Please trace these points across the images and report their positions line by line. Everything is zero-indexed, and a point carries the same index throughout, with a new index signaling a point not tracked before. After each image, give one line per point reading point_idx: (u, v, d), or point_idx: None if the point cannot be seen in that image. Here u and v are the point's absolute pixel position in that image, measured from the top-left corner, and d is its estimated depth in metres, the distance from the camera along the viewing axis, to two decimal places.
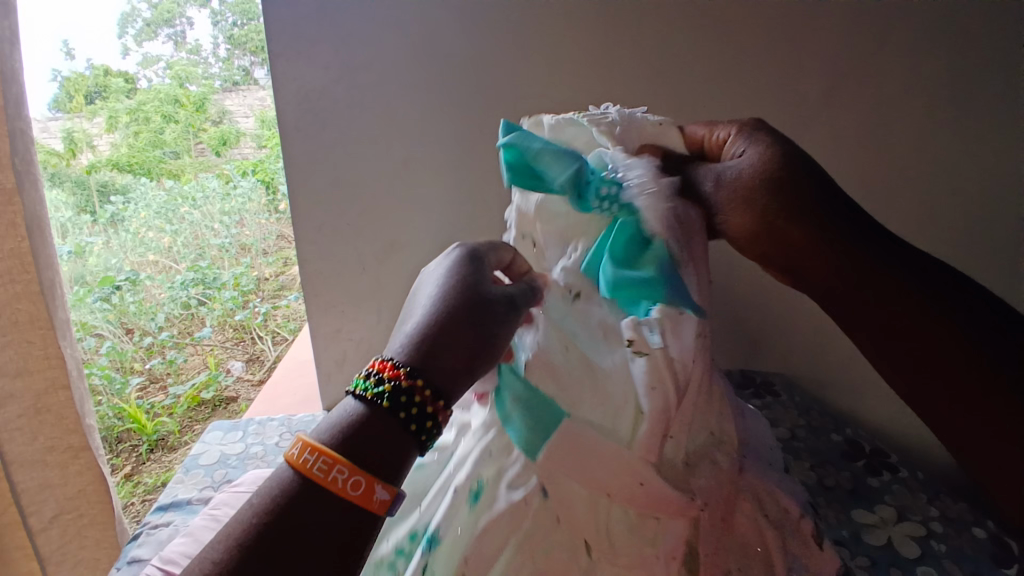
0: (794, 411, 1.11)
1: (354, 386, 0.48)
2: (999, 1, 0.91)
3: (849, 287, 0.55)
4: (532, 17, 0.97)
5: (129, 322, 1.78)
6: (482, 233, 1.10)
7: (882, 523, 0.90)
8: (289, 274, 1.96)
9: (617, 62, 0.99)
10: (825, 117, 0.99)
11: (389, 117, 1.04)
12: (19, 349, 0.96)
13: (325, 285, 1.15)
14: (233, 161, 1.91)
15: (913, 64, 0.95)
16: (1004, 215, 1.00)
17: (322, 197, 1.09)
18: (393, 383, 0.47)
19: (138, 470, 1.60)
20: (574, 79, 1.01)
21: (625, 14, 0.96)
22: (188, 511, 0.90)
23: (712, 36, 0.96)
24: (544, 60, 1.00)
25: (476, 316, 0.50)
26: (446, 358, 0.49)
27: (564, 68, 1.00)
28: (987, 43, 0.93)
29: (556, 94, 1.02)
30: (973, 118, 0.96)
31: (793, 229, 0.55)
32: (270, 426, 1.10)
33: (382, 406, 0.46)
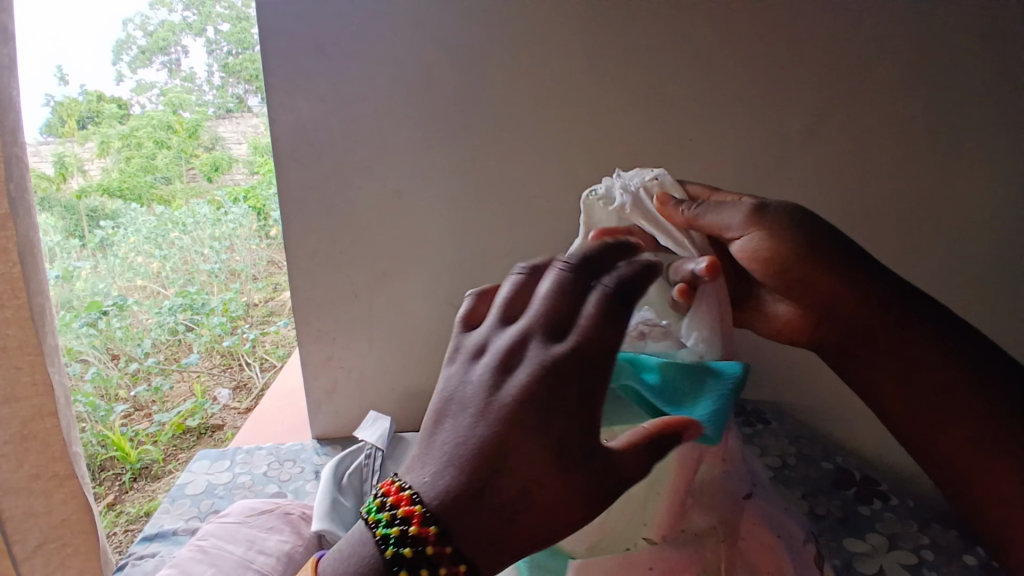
0: (784, 437, 1.14)
1: (366, 511, 0.43)
2: (974, 43, 0.94)
3: (866, 315, 0.61)
4: (524, 54, 1.00)
5: (115, 347, 1.67)
6: (475, 261, 1.12)
7: (874, 551, 0.90)
8: (278, 300, 2.00)
9: (607, 97, 1.02)
10: (808, 152, 1.02)
11: (383, 148, 1.06)
12: (7, 375, 0.86)
13: (317, 313, 1.15)
14: (224, 187, 1.96)
15: (893, 102, 0.98)
16: (980, 247, 1.03)
17: (316, 225, 1.10)
18: (403, 524, 0.41)
19: (121, 498, 1.48)
20: (566, 113, 1.03)
21: (615, 51, 0.99)
22: (173, 542, 0.88)
23: (698, 72, 0.99)
24: (537, 94, 1.02)
25: (508, 447, 0.42)
26: (477, 503, 0.41)
27: (556, 102, 1.02)
28: (964, 83, 0.96)
29: (549, 126, 1.04)
30: (950, 154, 1.00)
31: (802, 274, 0.62)
32: (258, 454, 1.09)
33: (387, 553, 0.41)
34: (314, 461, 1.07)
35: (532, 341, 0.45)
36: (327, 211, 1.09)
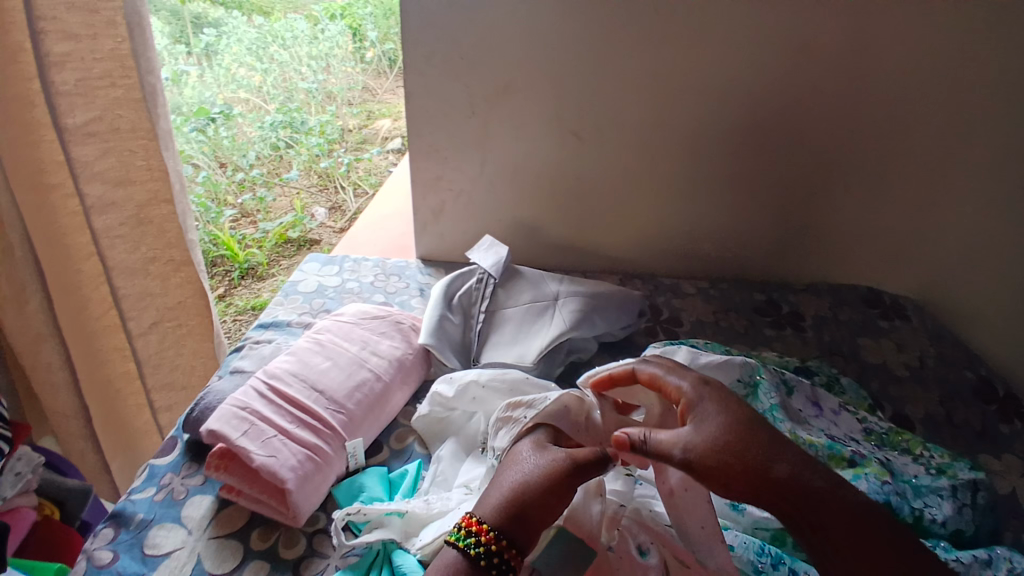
0: (924, 336, 0.98)
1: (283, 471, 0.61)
2: None
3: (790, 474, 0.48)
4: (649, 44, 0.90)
5: (222, 156, 1.79)
6: (621, 29, 0.89)
7: (1007, 471, 0.76)
8: (371, 128, 2.08)
9: (755, 29, 0.87)
10: (974, 42, 0.85)
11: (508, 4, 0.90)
12: (150, 248, 0.99)
13: (428, 124, 1.01)
14: (320, 3, 2.08)
15: None
16: None
17: (421, 37, 0.94)
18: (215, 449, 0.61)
19: (231, 293, 1.60)
20: (695, 33, 0.88)
21: None
22: (289, 333, 0.78)
23: None
24: (668, 36, 0.89)
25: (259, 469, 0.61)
26: None
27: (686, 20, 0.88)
28: None
29: (688, 36, 0.89)
30: None
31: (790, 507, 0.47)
32: (364, 265, 0.94)
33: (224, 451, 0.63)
34: (420, 279, 0.93)
35: (303, 450, 0.60)
36: (464, 31, 0.93)
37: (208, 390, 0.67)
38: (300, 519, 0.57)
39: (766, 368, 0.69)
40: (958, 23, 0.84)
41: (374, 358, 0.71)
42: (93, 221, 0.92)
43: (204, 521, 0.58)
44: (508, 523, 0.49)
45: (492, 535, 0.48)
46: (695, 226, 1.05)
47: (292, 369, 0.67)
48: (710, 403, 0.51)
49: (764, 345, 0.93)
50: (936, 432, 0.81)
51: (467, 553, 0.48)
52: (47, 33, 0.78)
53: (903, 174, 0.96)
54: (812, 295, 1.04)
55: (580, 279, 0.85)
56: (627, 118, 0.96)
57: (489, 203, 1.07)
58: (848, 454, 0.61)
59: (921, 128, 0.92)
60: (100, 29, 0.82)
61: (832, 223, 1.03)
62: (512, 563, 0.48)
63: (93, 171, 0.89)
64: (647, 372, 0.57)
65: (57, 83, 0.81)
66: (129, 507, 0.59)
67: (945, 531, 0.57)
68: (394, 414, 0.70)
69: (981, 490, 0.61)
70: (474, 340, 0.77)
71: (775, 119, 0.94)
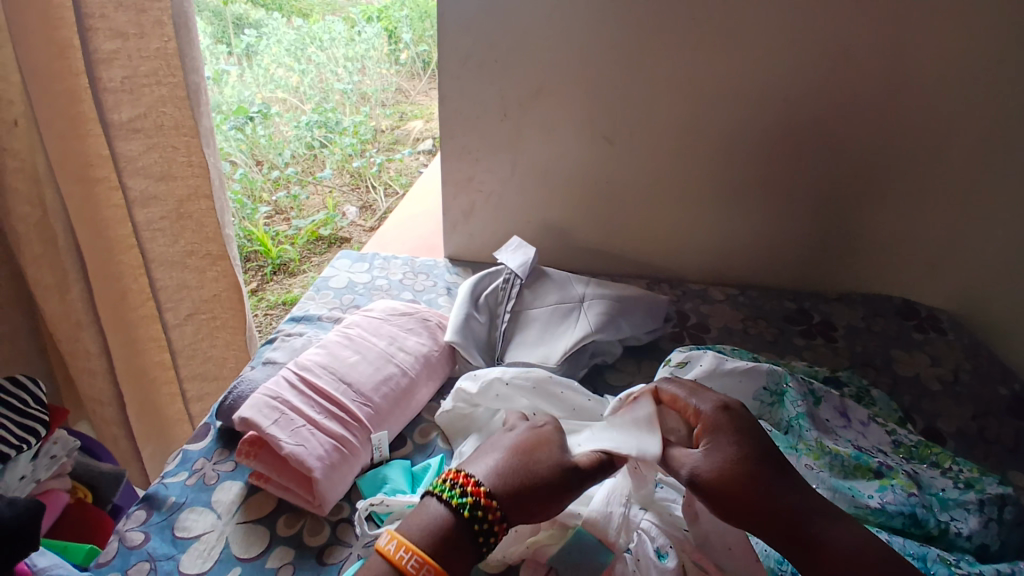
0: (959, 350, 0.95)
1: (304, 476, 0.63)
2: None
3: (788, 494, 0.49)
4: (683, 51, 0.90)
5: (260, 154, 1.83)
6: (655, 35, 0.89)
7: None
8: (404, 128, 2.11)
9: (790, 36, 0.87)
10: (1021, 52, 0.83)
11: (543, 8, 0.90)
12: (188, 242, 1.02)
13: (460, 126, 1.02)
14: (358, 6, 2.13)
15: None
16: None
17: (456, 41, 0.95)
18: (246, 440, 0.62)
19: (263, 287, 1.64)
20: (731, 40, 0.88)
21: None
22: (320, 327, 0.80)
23: None
24: (703, 42, 0.89)
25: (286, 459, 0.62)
26: None
27: (721, 25, 0.87)
28: None
29: (724, 42, 0.88)
30: None
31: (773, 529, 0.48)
32: (394, 263, 0.96)
33: None
34: (448, 278, 0.94)
35: (329, 442, 0.61)
36: (499, 35, 0.94)
37: (240, 379, 0.68)
38: (325, 508, 0.59)
39: (793, 376, 0.69)
40: (1000, 31, 0.83)
41: (401, 353, 0.72)
42: (135, 214, 0.95)
43: (233, 505, 0.60)
44: (508, 497, 0.49)
45: (496, 511, 0.49)
46: (725, 233, 1.04)
47: (321, 362, 0.69)
48: (725, 434, 0.52)
49: (792, 354, 0.92)
50: (969, 448, 0.79)
51: (458, 513, 0.48)
52: (96, 31, 0.82)
53: (941, 185, 0.95)
54: (845, 305, 1.03)
55: (607, 282, 0.85)
56: (658, 124, 0.96)
57: (518, 205, 1.08)
58: (875, 465, 0.61)
59: (960, 138, 0.91)
60: (148, 29, 0.84)
61: (865, 233, 1.01)
62: (495, 537, 0.48)
63: (137, 166, 0.92)
64: (669, 392, 0.58)
65: (103, 79, 0.85)
66: (162, 490, 0.61)
67: (970, 545, 0.56)
68: (419, 409, 0.71)
69: (1009, 505, 0.59)
70: (499, 339, 0.78)
71: (810, 127, 0.93)
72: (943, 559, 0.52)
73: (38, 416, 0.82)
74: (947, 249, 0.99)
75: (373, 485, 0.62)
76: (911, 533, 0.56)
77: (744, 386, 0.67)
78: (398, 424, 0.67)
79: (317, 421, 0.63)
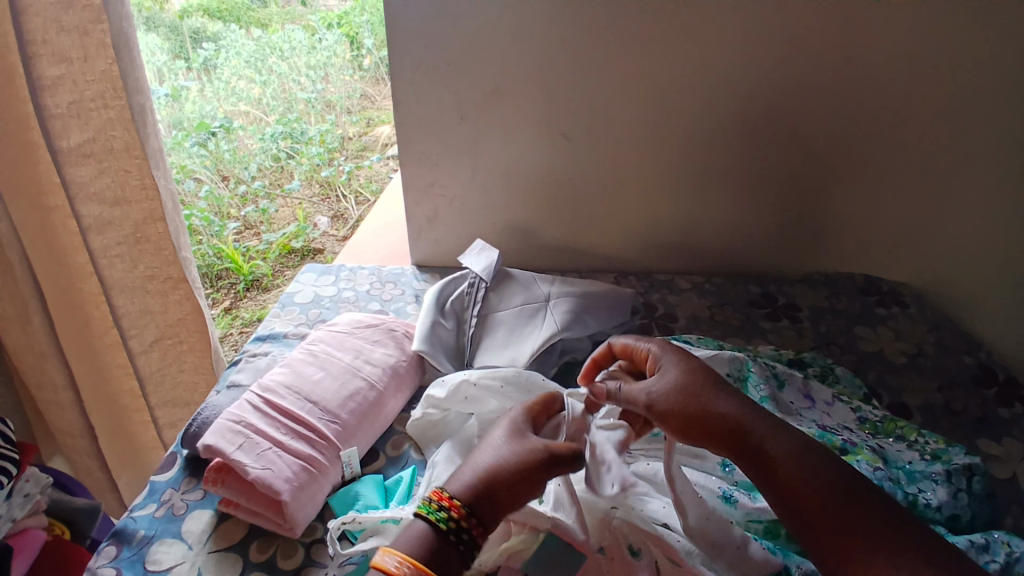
0: (923, 323, 0.97)
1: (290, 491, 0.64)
2: None
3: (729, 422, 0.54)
4: (635, 42, 0.90)
5: (224, 169, 1.80)
6: (607, 27, 0.89)
7: (1008, 457, 0.75)
8: (370, 135, 2.09)
9: (740, 22, 0.87)
10: (963, 25, 0.85)
11: (492, 7, 0.90)
12: (149, 267, 1.00)
13: (420, 131, 1.01)
14: (317, 13, 2.09)
15: None
16: None
17: (407, 45, 0.94)
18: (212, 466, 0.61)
19: (236, 305, 1.61)
20: (681, 29, 0.88)
21: None
22: (286, 345, 0.79)
23: None
24: (654, 32, 0.89)
25: None
26: None
27: (670, 14, 0.87)
28: None
29: (675, 31, 0.89)
30: None
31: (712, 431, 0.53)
32: (360, 274, 0.95)
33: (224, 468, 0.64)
34: (415, 286, 0.93)
35: (296, 464, 0.60)
36: (450, 37, 0.93)
37: (205, 405, 0.67)
38: (296, 529, 0.58)
39: (755, 362, 0.69)
40: (943, 6, 0.84)
41: (367, 366, 0.72)
42: (91, 241, 0.93)
43: (203, 534, 0.59)
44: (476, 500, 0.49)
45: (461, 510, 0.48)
46: (690, 221, 1.05)
47: (286, 380, 0.68)
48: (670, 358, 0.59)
49: (761, 337, 0.93)
50: (937, 420, 0.81)
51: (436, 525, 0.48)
52: (39, 57, 0.80)
53: (895, 160, 0.96)
54: (809, 287, 1.04)
55: (572, 280, 0.85)
56: (616, 119, 0.96)
57: (483, 206, 1.07)
58: (840, 442, 0.61)
59: (912, 114, 0.92)
60: (92, 52, 0.82)
61: (825, 212, 1.02)
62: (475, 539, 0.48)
63: (90, 192, 0.90)
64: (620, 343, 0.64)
65: (50, 106, 0.83)
66: (131, 524, 0.59)
67: (940, 516, 0.57)
68: (389, 421, 0.70)
69: (976, 475, 0.60)
70: (467, 344, 0.78)
71: (765, 111, 0.94)
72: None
73: (7, 455, 0.80)
74: (908, 224, 1.01)
75: (344, 503, 0.61)
76: None
77: None
78: (366, 439, 0.67)
79: (284, 443, 0.62)
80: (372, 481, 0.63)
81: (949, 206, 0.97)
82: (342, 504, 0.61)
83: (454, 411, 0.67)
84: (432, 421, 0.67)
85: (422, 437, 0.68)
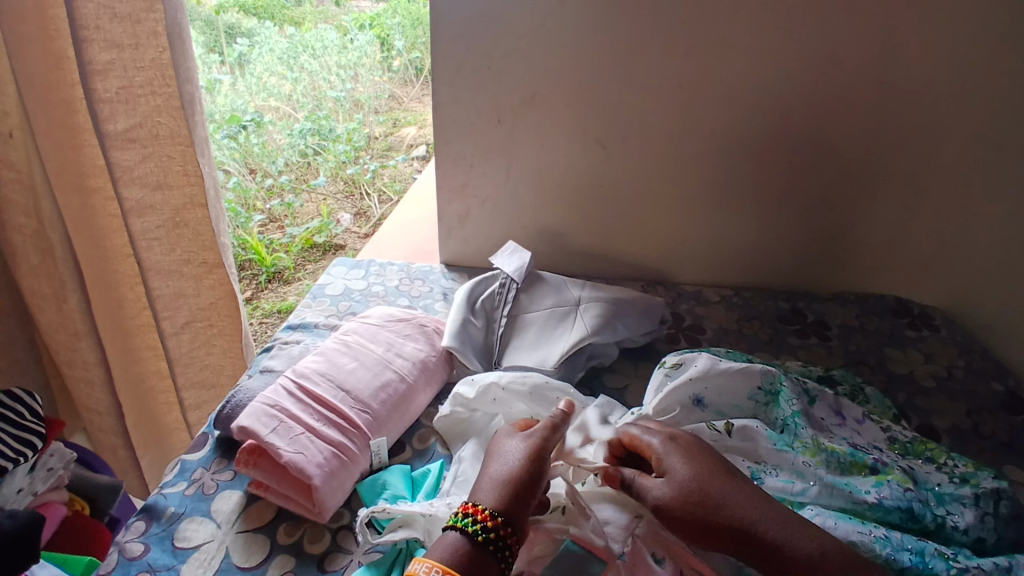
0: (953, 347, 0.96)
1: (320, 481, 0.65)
2: None
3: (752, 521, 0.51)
4: (675, 52, 0.90)
5: (253, 162, 1.82)
6: (647, 37, 0.90)
7: None
8: (397, 136, 2.11)
9: (781, 36, 0.87)
10: (1007, 50, 0.84)
11: (534, 12, 0.91)
12: (185, 252, 1.02)
13: (455, 134, 1.03)
14: (350, 14, 2.14)
15: None
16: None
17: (448, 47, 0.95)
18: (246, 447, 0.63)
19: (258, 296, 1.63)
20: (721, 41, 0.89)
21: None
22: (317, 335, 0.80)
23: None
24: (694, 45, 0.89)
25: None
26: None
27: (710, 26, 0.88)
28: None
29: (716, 44, 0.89)
30: None
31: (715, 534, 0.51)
32: (390, 270, 0.96)
33: None
34: (444, 284, 0.94)
35: (328, 451, 0.61)
36: (491, 41, 0.94)
37: (238, 388, 0.68)
38: (325, 515, 0.59)
39: (787, 376, 0.69)
40: (988, 30, 0.84)
41: (398, 359, 0.72)
42: (132, 223, 0.95)
43: (232, 515, 0.60)
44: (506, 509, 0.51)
45: (493, 519, 0.50)
46: (718, 232, 1.05)
47: (319, 368, 0.69)
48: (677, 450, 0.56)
49: (788, 353, 0.92)
50: (965, 444, 0.80)
51: (473, 537, 0.49)
52: (91, 42, 0.82)
53: (931, 183, 0.95)
54: (839, 304, 1.03)
55: (603, 285, 0.85)
56: (652, 129, 0.97)
57: (514, 210, 1.08)
58: (870, 461, 0.61)
59: (950, 136, 0.92)
60: (143, 39, 0.85)
61: (856, 231, 1.02)
62: (511, 545, 0.50)
63: (133, 175, 0.92)
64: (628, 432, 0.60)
65: (99, 90, 0.85)
66: (161, 501, 0.61)
67: (967, 538, 0.57)
68: (417, 414, 0.71)
69: (1004, 500, 0.60)
70: (496, 345, 0.78)
71: (801, 127, 0.94)
72: (941, 553, 0.53)
73: (34, 429, 0.82)
74: (941, 247, 1.00)
75: (371, 492, 0.61)
76: (907, 527, 0.57)
77: (738, 388, 0.67)
78: (395, 430, 0.67)
79: (317, 431, 0.62)
80: (398, 472, 0.63)
81: (985, 230, 0.96)
82: (370, 493, 0.61)
83: (481, 412, 0.68)
84: (460, 419, 0.68)
85: (449, 433, 0.68)
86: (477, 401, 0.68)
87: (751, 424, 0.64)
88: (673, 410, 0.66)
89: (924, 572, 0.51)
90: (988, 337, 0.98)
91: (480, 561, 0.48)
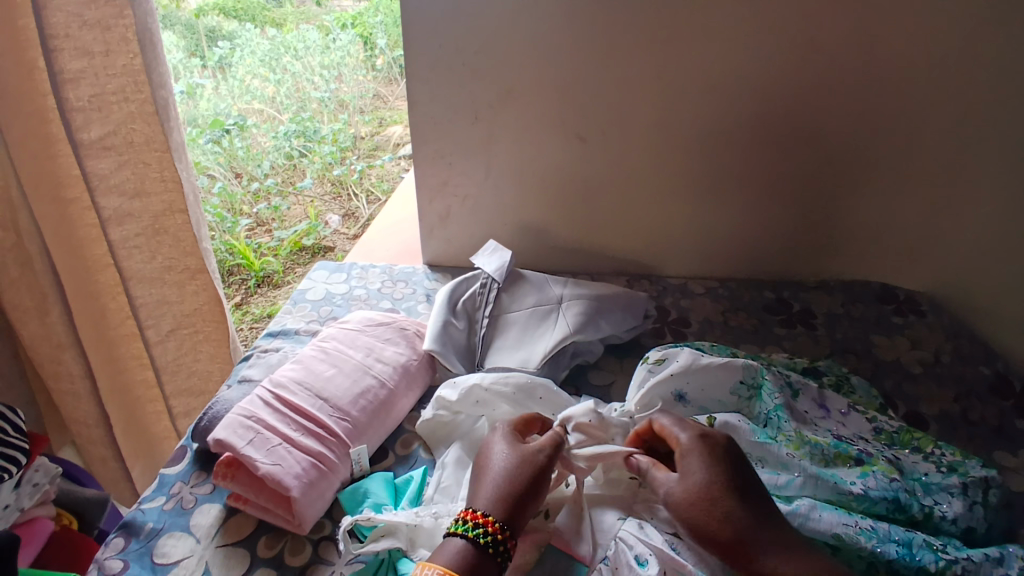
0: (941, 332, 0.96)
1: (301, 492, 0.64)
2: None
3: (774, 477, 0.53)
4: (655, 41, 0.89)
5: (238, 166, 1.80)
6: (626, 27, 0.89)
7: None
8: (383, 135, 2.09)
9: (761, 23, 0.86)
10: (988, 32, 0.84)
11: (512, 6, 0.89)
12: (166, 259, 1.00)
13: (434, 132, 1.02)
14: (332, 13, 2.12)
15: None
16: None
17: (426, 42, 0.94)
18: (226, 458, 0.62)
19: (247, 301, 1.62)
20: (700, 30, 0.88)
21: None
22: (297, 341, 0.79)
23: None
24: (674, 34, 0.88)
25: None
26: None
27: (689, 15, 0.87)
28: None
29: (696, 32, 0.88)
30: None
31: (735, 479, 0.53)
32: (372, 272, 0.95)
33: None
34: (427, 285, 0.93)
35: (306, 462, 0.60)
36: (470, 36, 0.93)
37: (216, 399, 0.67)
38: (305, 527, 0.58)
39: (769, 369, 0.68)
40: (968, 12, 0.83)
41: (379, 364, 0.71)
42: (111, 233, 0.94)
43: (212, 529, 0.59)
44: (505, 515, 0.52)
45: (497, 526, 0.51)
46: (703, 222, 1.04)
47: (297, 376, 0.68)
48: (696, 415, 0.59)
49: (775, 343, 0.92)
50: (953, 429, 0.80)
51: (476, 542, 0.50)
52: (62, 51, 0.80)
53: (914, 167, 0.95)
54: (825, 292, 1.03)
55: (585, 282, 0.84)
56: (634, 122, 0.96)
57: (498, 206, 1.07)
58: (855, 452, 0.61)
59: (933, 120, 0.91)
60: (114, 46, 0.83)
61: (842, 217, 1.01)
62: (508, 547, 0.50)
63: (110, 184, 0.90)
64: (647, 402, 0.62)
65: (71, 99, 0.83)
66: (140, 517, 0.59)
67: (956, 528, 0.56)
68: (400, 420, 0.70)
69: (993, 488, 0.59)
70: (480, 347, 0.77)
71: (783, 115, 0.93)
72: (929, 543, 0.53)
73: (18, 445, 0.80)
74: (926, 232, 1.00)
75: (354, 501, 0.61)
76: (896, 517, 0.56)
77: (719, 383, 0.67)
78: (376, 438, 0.66)
79: (295, 442, 0.61)
80: (380, 479, 0.63)
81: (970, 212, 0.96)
82: (354, 503, 0.60)
83: (463, 414, 0.67)
84: (444, 422, 0.67)
85: (432, 436, 0.68)
86: (461, 404, 0.66)
87: (733, 419, 0.62)
88: (655, 407, 0.66)
89: (910, 563, 0.51)
90: (976, 320, 0.98)
91: (481, 566, 0.49)
